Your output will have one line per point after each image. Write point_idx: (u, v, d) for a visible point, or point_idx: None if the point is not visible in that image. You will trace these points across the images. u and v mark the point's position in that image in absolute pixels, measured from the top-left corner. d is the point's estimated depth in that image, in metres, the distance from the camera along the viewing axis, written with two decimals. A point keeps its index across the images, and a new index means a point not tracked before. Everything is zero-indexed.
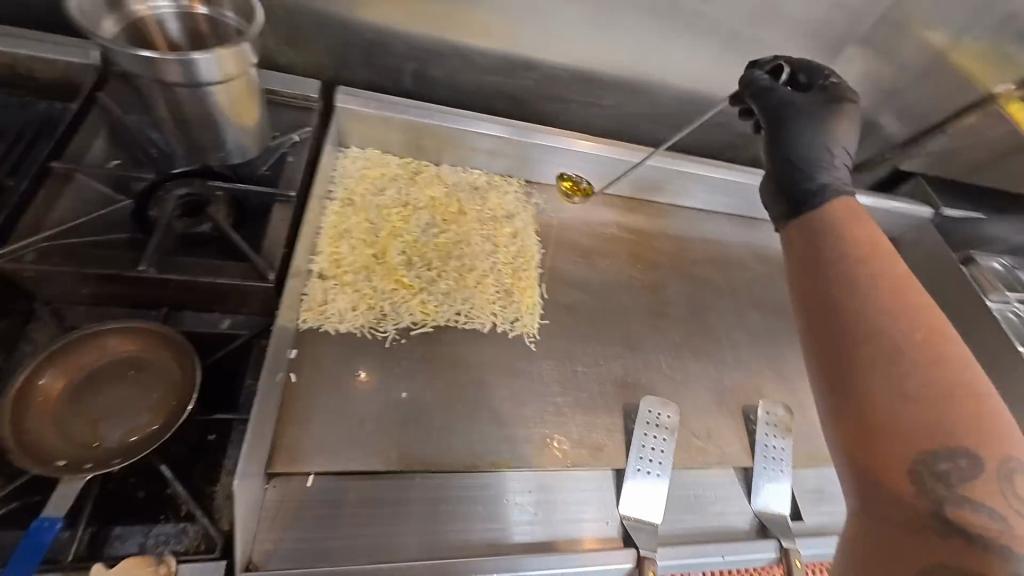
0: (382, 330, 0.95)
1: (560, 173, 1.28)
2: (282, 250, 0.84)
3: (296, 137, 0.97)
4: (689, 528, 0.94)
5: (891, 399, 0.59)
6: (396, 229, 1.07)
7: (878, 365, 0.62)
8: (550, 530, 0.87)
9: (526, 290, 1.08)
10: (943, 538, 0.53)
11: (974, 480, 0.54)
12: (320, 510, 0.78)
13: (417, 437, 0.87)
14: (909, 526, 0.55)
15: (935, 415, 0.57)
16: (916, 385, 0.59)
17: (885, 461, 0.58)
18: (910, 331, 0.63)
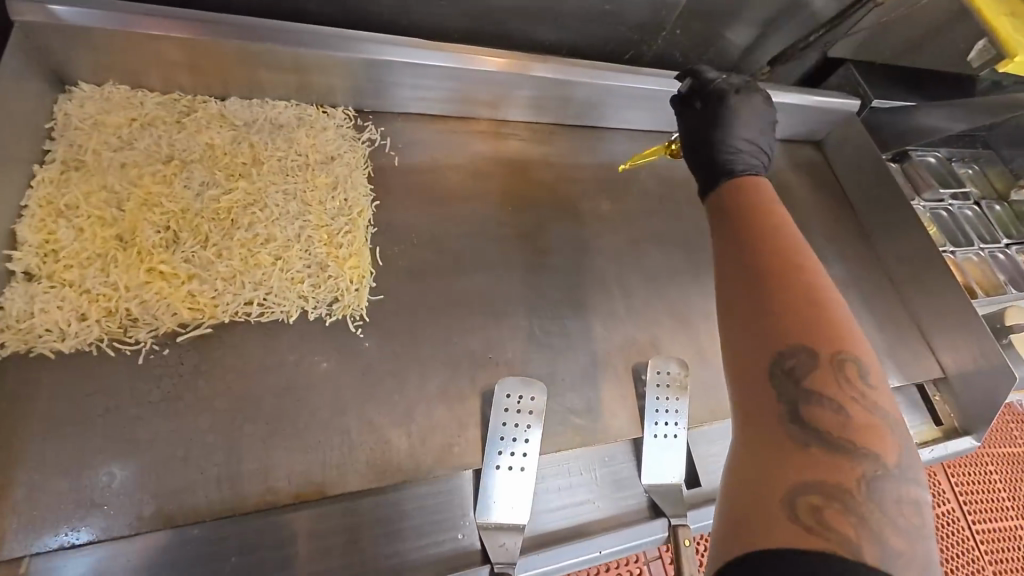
0: (131, 341, 0.70)
1: (429, 100, 1.02)
2: None
3: None
4: (567, 521, 0.80)
5: (737, 304, 0.50)
6: (152, 196, 0.78)
7: (728, 266, 0.53)
8: (404, 562, 0.72)
9: (348, 260, 0.83)
10: (797, 447, 0.43)
11: (818, 379, 0.45)
12: None
13: (185, 480, 0.65)
14: (768, 447, 0.44)
15: (791, 313, 0.48)
16: (771, 282, 0.49)
17: (744, 378, 0.48)
18: (756, 225, 0.54)
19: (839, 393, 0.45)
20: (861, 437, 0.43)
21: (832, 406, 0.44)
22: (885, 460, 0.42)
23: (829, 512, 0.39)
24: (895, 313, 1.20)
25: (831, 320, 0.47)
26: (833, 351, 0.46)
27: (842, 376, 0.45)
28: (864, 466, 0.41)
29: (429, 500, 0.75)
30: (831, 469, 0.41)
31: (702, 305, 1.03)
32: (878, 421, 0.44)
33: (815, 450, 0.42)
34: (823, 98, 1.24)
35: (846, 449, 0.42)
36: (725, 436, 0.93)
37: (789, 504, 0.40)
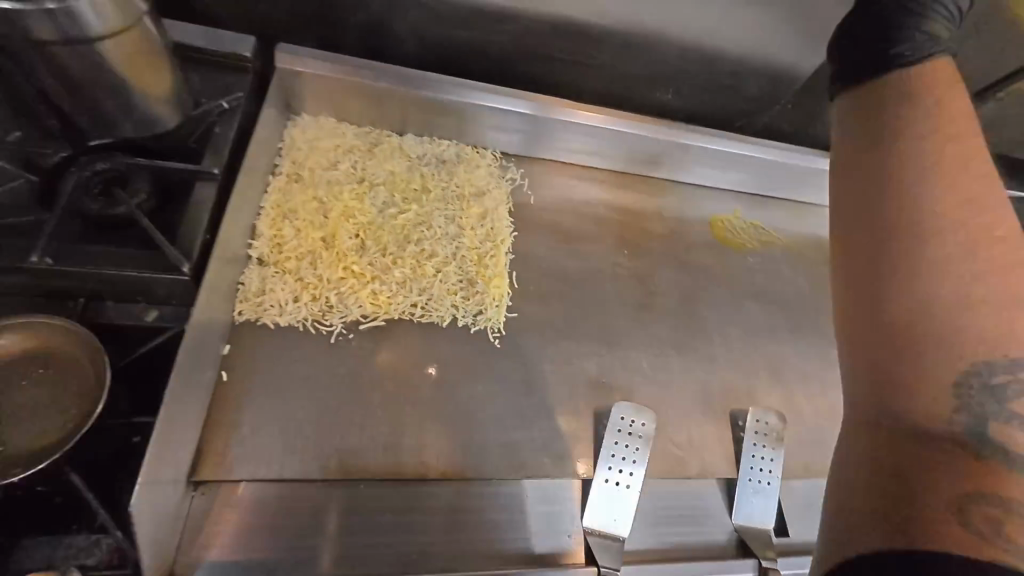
0: (326, 323, 0.86)
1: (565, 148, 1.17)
2: (202, 240, 0.74)
3: (225, 104, 0.85)
4: (661, 544, 0.86)
5: (937, 286, 0.47)
6: (348, 209, 0.96)
7: (936, 245, 0.48)
8: (522, 546, 0.80)
9: (493, 279, 0.97)
10: (977, 458, 0.43)
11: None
12: (249, 521, 0.72)
13: (360, 442, 0.79)
14: (937, 446, 0.44)
15: (1004, 312, 0.46)
16: (978, 279, 0.47)
17: (929, 367, 0.46)
18: (972, 211, 0.49)
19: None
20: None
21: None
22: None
23: (1014, 530, 0.40)
24: None
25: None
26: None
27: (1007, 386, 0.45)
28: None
29: (535, 500, 0.84)
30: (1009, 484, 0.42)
31: (797, 362, 1.09)
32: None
33: (994, 463, 0.43)
34: None
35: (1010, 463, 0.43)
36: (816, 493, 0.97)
37: (964, 512, 0.41)
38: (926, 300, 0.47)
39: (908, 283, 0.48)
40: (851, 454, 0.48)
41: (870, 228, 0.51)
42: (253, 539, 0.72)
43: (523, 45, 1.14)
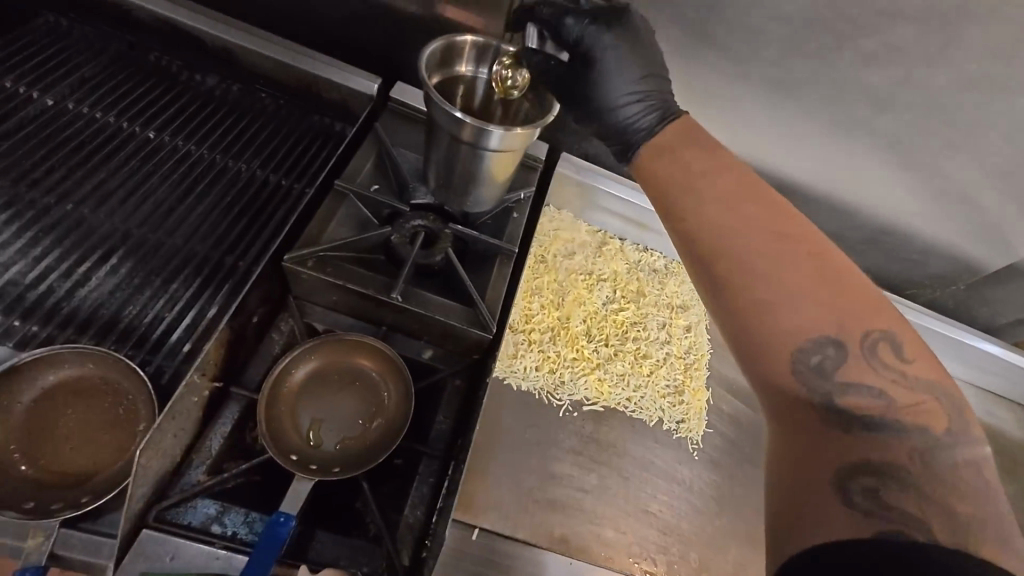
0: (557, 397, 0.96)
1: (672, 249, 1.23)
2: (501, 304, 0.88)
3: (522, 196, 1.02)
4: None
5: (756, 281, 0.54)
6: (580, 297, 1.10)
7: (742, 249, 0.56)
8: None
9: (696, 392, 1.04)
10: (840, 433, 0.49)
11: (844, 367, 0.50)
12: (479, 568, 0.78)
13: (576, 519, 0.85)
14: (809, 424, 0.50)
15: (781, 297, 0.53)
16: (764, 269, 0.54)
17: (775, 353, 0.52)
18: (756, 212, 0.58)
19: (871, 376, 0.50)
20: (906, 415, 0.48)
21: (865, 391, 0.50)
22: (932, 433, 0.48)
23: (886, 497, 0.45)
24: None
25: (854, 304, 0.52)
26: (850, 338, 0.51)
27: (870, 357, 0.51)
28: (915, 443, 0.47)
29: None
30: (882, 448, 0.47)
31: None
32: (925, 397, 0.49)
33: (860, 435, 0.48)
34: None
35: (893, 429, 0.48)
36: None
37: (845, 494, 0.45)
38: (749, 294, 0.54)
39: (739, 274, 0.55)
40: (770, 449, 0.53)
41: (686, 253, 0.60)
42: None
43: None
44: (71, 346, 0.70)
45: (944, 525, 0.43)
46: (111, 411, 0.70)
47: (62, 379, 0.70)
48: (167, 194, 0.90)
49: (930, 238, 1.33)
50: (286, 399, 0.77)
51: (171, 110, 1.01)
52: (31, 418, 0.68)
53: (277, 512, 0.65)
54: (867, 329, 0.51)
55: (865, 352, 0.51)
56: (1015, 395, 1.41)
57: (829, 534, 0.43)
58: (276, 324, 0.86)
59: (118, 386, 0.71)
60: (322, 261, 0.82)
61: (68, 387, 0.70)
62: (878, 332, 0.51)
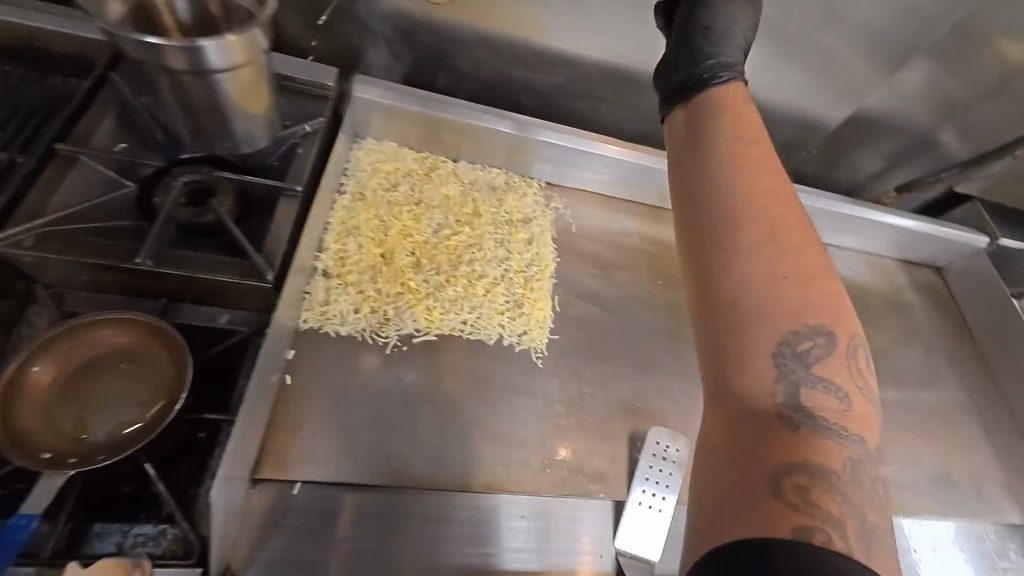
0: (383, 335, 0.91)
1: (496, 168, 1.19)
2: (285, 249, 0.80)
3: (308, 128, 0.92)
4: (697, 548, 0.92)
5: (779, 286, 0.55)
6: (407, 229, 1.03)
7: (725, 234, 0.57)
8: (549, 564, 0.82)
9: (538, 303, 1.02)
10: (790, 428, 0.50)
11: (827, 358, 0.53)
12: (305, 519, 0.76)
13: (409, 450, 0.84)
14: (760, 417, 0.51)
15: (767, 282, 0.55)
16: (761, 265, 0.55)
17: (737, 354, 0.53)
18: (772, 203, 0.58)
19: (845, 375, 0.54)
20: (854, 423, 0.52)
21: (833, 392, 0.53)
22: (868, 445, 0.52)
23: (817, 495, 0.47)
24: (1007, 440, 1.27)
25: (825, 307, 0.55)
26: (840, 336, 0.55)
27: (850, 362, 0.55)
28: (853, 452, 0.51)
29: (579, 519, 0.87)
30: (814, 448, 0.49)
31: None
32: (870, 410, 0.54)
33: (807, 427, 0.50)
34: (949, 232, 1.43)
35: (837, 433, 0.51)
36: None
37: (776, 482, 0.48)
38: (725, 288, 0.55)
39: (751, 271, 0.55)
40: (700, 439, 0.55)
41: (686, 234, 0.60)
42: (313, 543, 0.75)
43: (572, 85, 1.23)
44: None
45: (840, 528, 0.46)
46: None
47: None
48: None
49: (772, 104, 1.32)
50: (34, 398, 0.69)
51: None
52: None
53: (14, 517, 0.61)
54: (855, 333, 0.56)
55: (847, 357, 0.55)
56: (872, 248, 1.47)
57: (731, 536, 0.46)
58: (25, 319, 0.76)
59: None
60: (43, 238, 0.72)
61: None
62: (859, 338, 0.57)
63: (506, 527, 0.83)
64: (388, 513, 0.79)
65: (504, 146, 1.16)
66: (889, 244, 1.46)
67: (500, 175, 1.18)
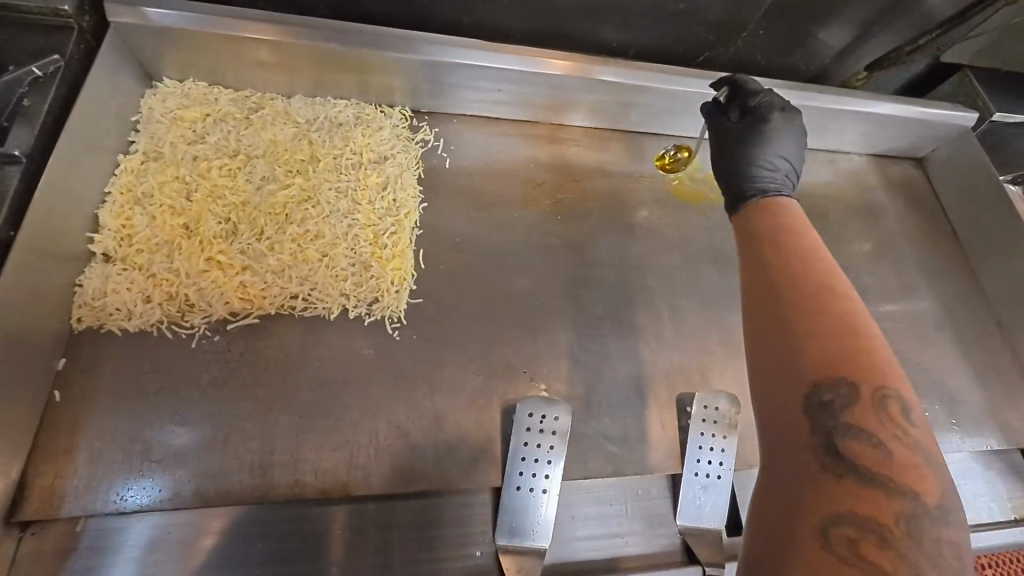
0: (187, 324, 0.74)
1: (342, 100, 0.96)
2: (3, 233, 0.63)
3: (37, 70, 0.71)
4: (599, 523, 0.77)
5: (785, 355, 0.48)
6: (217, 189, 0.83)
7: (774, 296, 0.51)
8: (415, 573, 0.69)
9: (392, 261, 0.83)
10: (826, 475, 0.42)
11: (867, 420, 0.43)
12: (90, 561, 0.62)
13: (220, 463, 0.68)
14: (800, 478, 0.43)
15: (785, 349, 0.48)
16: (789, 329, 0.48)
17: (776, 395, 0.47)
18: (823, 279, 0.51)
19: (881, 429, 0.43)
20: (900, 476, 0.41)
21: (867, 439, 0.43)
22: (924, 500, 0.41)
23: (868, 555, 0.38)
24: (993, 355, 1.09)
25: (863, 360, 0.46)
26: (867, 387, 0.45)
27: (881, 413, 0.44)
28: (904, 505, 0.40)
29: (451, 514, 0.73)
30: (874, 506, 0.40)
31: None
32: (919, 459, 0.42)
33: (846, 480, 0.41)
34: (936, 111, 1.15)
35: (887, 488, 0.41)
36: None
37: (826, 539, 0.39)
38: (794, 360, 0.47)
39: (758, 342, 0.51)
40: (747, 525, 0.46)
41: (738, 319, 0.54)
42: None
43: None
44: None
45: None
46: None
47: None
48: None
49: None
50: None
51: None
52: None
53: None
54: (884, 384, 0.45)
55: (877, 409, 0.44)
56: (837, 145, 1.21)
57: None
58: None
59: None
60: None
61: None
62: (897, 390, 0.45)
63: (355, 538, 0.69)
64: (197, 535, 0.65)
65: (460, 79, 0.95)
66: (857, 136, 1.19)
67: (346, 107, 0.95)
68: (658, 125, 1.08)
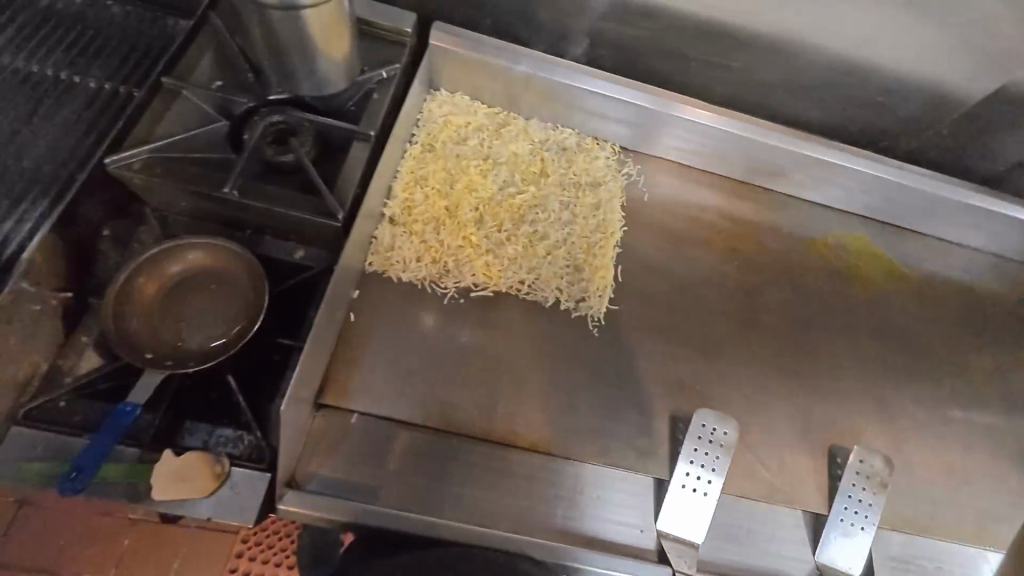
0: (442, 286, 0.93)
1: (569, 129, 1.14)
2: (356, 190, 0.83)
3: (384, 73, 0.93)
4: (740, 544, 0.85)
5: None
6: (472, 183, 1.02)
7: None
8: (590, 530, 0.81)
9: (600, 269, 0.98)
10: None
11: None
12: (360, 449, 0.81)
13: (458, 400, 0.86)
14: None
15: None
16: None
17: None
18: None
19: None
20: None
21: None
22: None
23: None
24: None
25: None
26: None
27: None
28: None
29: (624, 492, 0.85)
30: None
31: (914, 411, 1.01)
32: None
33: None
34: None
35: None
36: (912, 552, 0.90)
37: None
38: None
39: None
40: None
41: None
42: (372, 469, 0.80)
43: (659, 40, 1.12)
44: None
45: None
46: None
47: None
48: (13, 118, 0.88)
49: (897, 71, 1.13)
50: (140, 307, 0.78)
51: (10, 30, 0.94)
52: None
53: (122, 403, 0.70)
54: None
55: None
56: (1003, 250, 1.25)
57: None
58: (134, 237, 0.85)
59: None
60: (149, 164, 0.78)
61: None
62: None
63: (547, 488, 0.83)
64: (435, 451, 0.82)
65: (673, 129, 1.11)
66: None
67: (571, 135, 1.13)
68: (832, 201, 1.19)
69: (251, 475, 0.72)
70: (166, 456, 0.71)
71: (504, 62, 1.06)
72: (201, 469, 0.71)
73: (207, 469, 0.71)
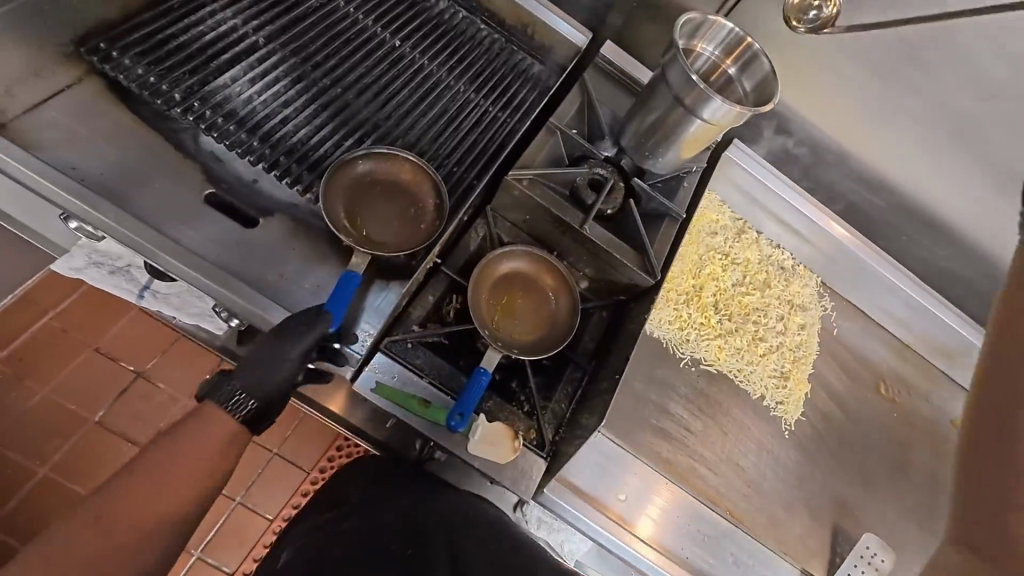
0: (680, 351, 1.10)
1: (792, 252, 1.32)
2: (665, 257, 1.02)
3: (694, 168, 1.11)
4: None
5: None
6: (715, 273, 1.20)
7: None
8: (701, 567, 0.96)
9: (799, 382, 1.16)
10: None
11: None
12: (587, 452, 0.97)
13: (677, 451, 1.02)
14: None
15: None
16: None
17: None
18: None
19: None
20: None
21: None
22: None
23: None
24: None
25: None
26: None
27: None
28: None
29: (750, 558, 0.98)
30: None
31: None
32: None
33: None
34: None
35: None
36: None
37: None
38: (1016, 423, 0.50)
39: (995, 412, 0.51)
40: None
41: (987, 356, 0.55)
42: (580, 462, 0.97)
43: (887, 213, 1.32)
44: (393, 152, 0.94)
45: None
46: (406, 207, 0.96)
47: (374, 169, 0.94)
48: (407, 96, 1.06)
49: None
50: (483, 287, 0.95)
51: (413, 23, 1.14)
52: (352, 187, 0.92)
53: (479, 368, 0.84)
54: None
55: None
56: None
57: None
58: (470, 226, 1.03)
59: (409, 191, 0.96)
60: (530, 183, 0.97)
61: (377, 176, 0.95)
62: None
63: (684, 523, 0.98)
64: (630, 476, 0.98)
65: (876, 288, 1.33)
66: None
67: (792, 259, 1.30)
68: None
69: (536, 459, 0.87)
70: (480, 418, 0.85)
71: (778, 189, 1.30)
72: (505, 438, 0.85)
73: (509, 440, 0.85)
